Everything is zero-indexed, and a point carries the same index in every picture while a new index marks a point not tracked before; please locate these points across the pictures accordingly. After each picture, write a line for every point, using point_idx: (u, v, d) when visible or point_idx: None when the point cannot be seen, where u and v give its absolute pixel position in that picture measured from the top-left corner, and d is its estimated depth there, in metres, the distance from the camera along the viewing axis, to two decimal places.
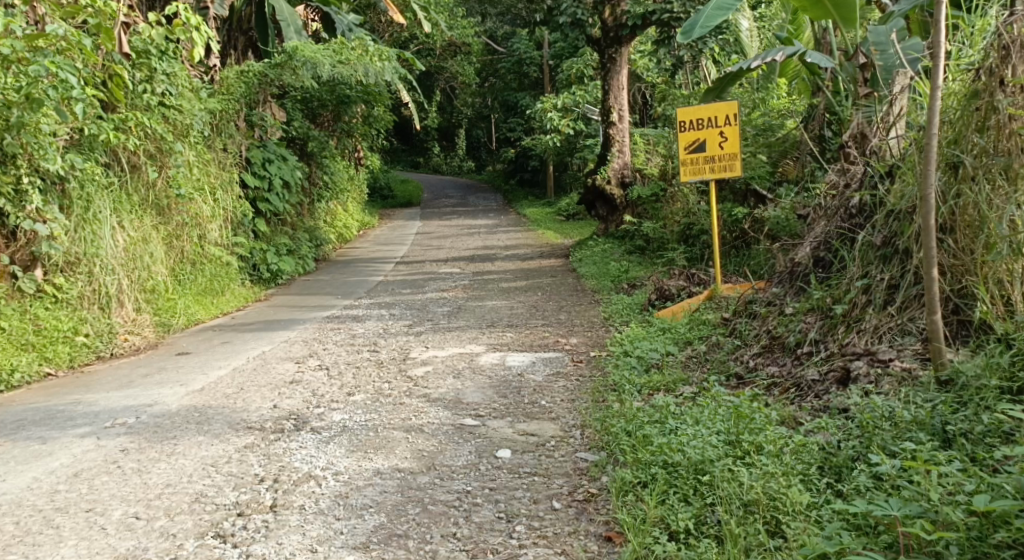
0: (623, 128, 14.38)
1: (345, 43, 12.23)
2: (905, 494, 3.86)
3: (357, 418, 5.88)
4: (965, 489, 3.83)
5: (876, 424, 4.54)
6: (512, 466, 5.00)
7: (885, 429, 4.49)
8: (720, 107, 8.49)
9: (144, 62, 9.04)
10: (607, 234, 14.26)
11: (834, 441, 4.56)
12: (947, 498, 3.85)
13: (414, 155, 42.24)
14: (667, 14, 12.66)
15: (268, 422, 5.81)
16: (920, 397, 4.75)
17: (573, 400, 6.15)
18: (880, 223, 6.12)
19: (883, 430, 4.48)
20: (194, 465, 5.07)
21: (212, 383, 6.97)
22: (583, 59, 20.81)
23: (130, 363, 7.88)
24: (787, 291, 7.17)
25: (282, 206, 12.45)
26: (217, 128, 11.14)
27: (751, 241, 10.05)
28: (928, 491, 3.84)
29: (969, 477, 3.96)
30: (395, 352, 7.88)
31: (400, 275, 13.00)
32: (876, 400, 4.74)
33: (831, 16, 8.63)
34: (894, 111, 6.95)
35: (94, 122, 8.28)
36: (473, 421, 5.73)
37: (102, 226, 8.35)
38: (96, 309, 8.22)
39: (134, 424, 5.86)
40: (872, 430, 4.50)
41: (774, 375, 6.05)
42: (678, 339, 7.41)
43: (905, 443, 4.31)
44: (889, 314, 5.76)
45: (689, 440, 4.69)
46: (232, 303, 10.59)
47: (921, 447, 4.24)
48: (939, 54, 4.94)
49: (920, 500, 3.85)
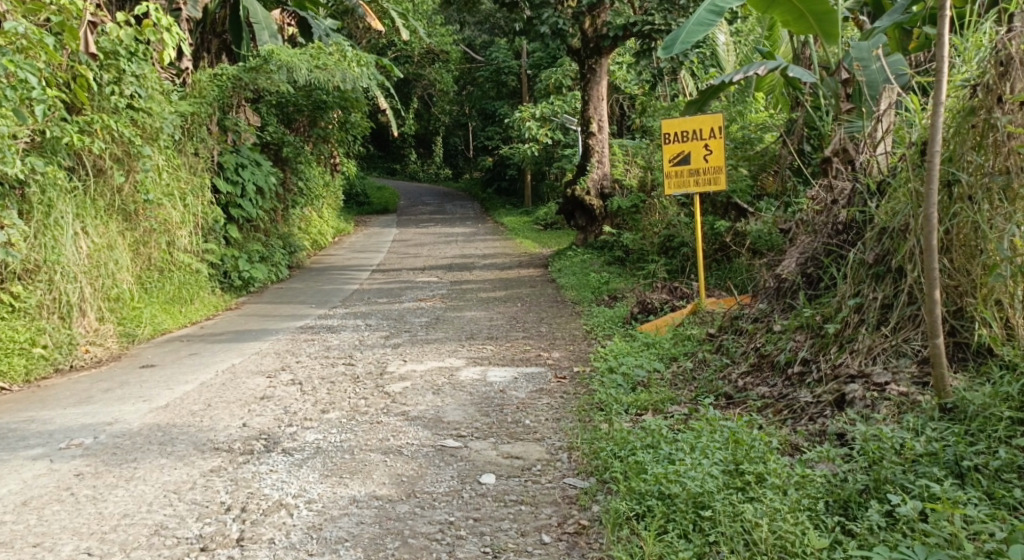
0: (602, 139, 14.15)
1: (322, 49, 11.96)
2: (932, 542, 3.69)
3: (332, 438, 5.60)
4: (996, 537, 3.68)
5: (883, 455, 4.36)
6: (496, 493, 4.75)
7: (894, 462, 4.30)
8: (705, 119, 8.27)
9: (112, 63, 8.74)
10: (586, 244, 14.07)
11: (838, 473, 4.36)
12: (973, 545, 3.69)
13: (392, 162, 41.94)
14: (648, 26, 12.44)
15: (236, 442, 5.53)
16: (930, 427, 4.56)
17: (558, 419, 5.92)
18: (871, 241, 5.91)
19: (890, 462, 4.29)
20: (155, 492, 4.77)
21: (178, 399, 6.66)
22: (562, 69, 20.67)
23: (88, 378, 7.56)
24: (774, 307, 6.95)
25: (255, 212, 12.15)
26: (187, 132, 10.82)
27: (734, 255, 9.86)
28: (957, 540, 3.68)
29: (997, 523, 3.80)
30: (372, 365, 7.60)
31: (376, 284, 12.71)
32: (880, 428, 4.54)
33: (813, 30, 8.47)
34: (882, 128, 6.72)
35: (58, 125, 7.99)
36: (454, 443, 5.48)
37: (64, 233, 8.05)
38: (56, 319, 7.89)
39: (91, 445, 5.56)
40: (880, 462, 4.31)
41: (764, 395, 5.83)
42: (663, 355, 7.19)
43: (920, 479, 4.13)
44: (883, 335, 5.56)
45: (686, 469, 4.47)
46: (201, 312, 10.27)
47: (939, 485, 4.07)
48: (941, 66, 4.69)
49: (946, 548, 3.68)
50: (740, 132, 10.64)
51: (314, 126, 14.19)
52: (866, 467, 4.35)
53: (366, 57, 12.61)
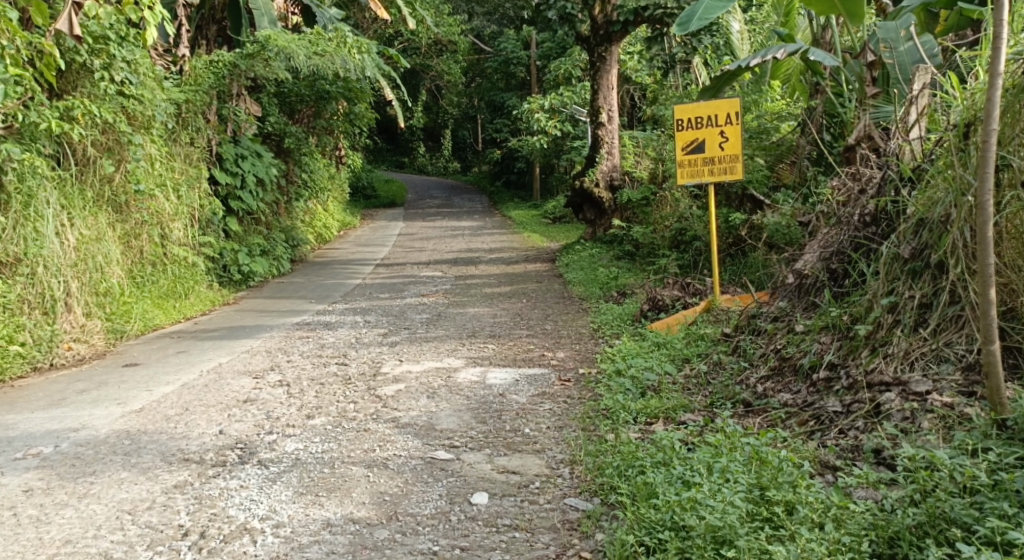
0: (612, 129, 13.57)
1: (321, 34, 11.34)
2: None
3: (312, 449, 5.11)
4: None
5: (936, 484, 3.83)
6: (488, 517, 4.26)
7: (950, 492, 3.78)
8: (721, 104, 7.74)
9: (102, 48, 8.25)
10: (595, 238, 13.51)
11: (885, 505, 3.85)
12: None
13: (400, 155, 41.39)
14: (660, 10, 11.95)
15: (208, 452, 5.04)
16: (992, 450, 4.04)
17: (561, 428, 5.42)
18: (907, 233, 5.42)
19: (946, 493, 3.77)
20: (107, 513, 4.30)
21: (155, 402, 6.18)
22: (571, 59, 20.15)
23: (66, 378, 7.07)
24: (795, 306, 6.46)
25: (255, 204, 11.66)
26: (182, 120, 10.32)
27: (749, 249, 9.30)
28: None
29: None
30: (366, 366, 7.09)
31: (379, 278, 12.23)
32: (931, 450, 4.02)
33: (837, 11, 7.90)
34: (914, 113, 6.26)
35: (35, 109, 7.56)
36: (445, 455, 4.98)
37: (45, 223, 7.55)
38: (38, 314, 7.40)
39: (49, 455, 5.08)
40: (934, 492, 3.79)
41: (788, 403, 5.32)
42: (675, 356, 6.67)
43: (989, 518, 3.59)
44: (921, 338, 5.05)
45: (704, 495, 3.96)
46: (197, 307, 9.81)
47: (1013, 525, 3.54)
48: (1000, 32, 4.14)
49: None
50: (755, 122, 10.08)
51: (318, 117, 13.66)
52: (916, 498, 3.83)
53: (369, 44, 12.07)
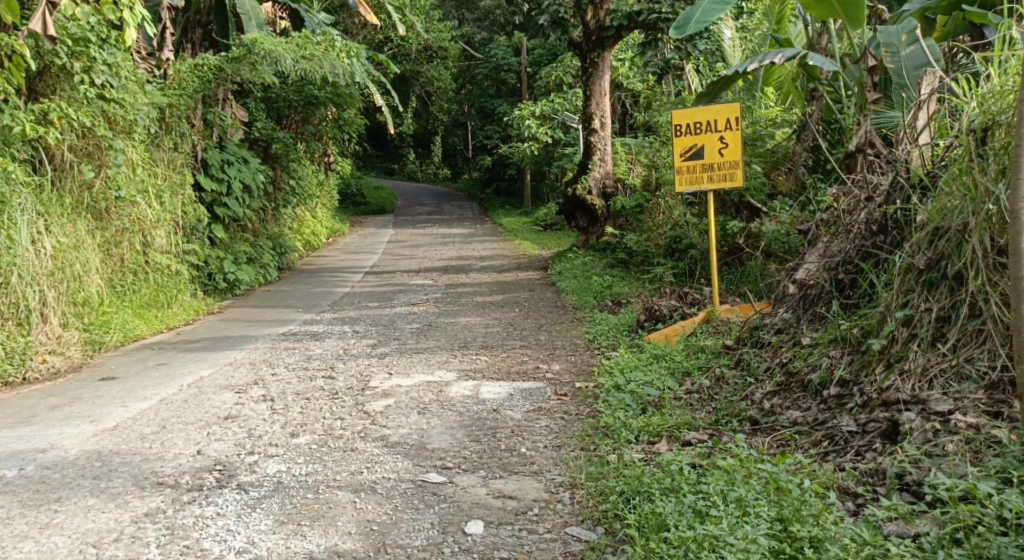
0: (605, 136, 13.25)
1: (309, 39, 11.04)
2: None
3: (295, 471, 4.80)
4: None
5: (979, 520, 3.62)
6: (484, 549, 3.97)
7: (994, 531, 3.56)
8: (721, 110, 7.48)
9: (82, 50, 7.94)
10: (587, 247, 13.19)
11: (922, 543, 3.61)
12: None
13: (390, 162, 41.12)
14: (655, 15, 11.64)
15: (184, 476, 4.73)
16: None
17: (558, 447, 5.13)
18: (922, 243, 5.16)
19: (990, 532, 3.55)
20: (70, 546, 4.00)
21: (130, 419, 5.85)
22: (562, 66, 19.92)
23: (39, 393, 6.73)
24: (802, 317, 6.20)
25: (242, 211, 11.32)
26: (165, 125, 9.99)
27: (746, 257, 9.04)
28: None
29: None
30: (353, 380, 6.76)
31: (368, 286, 11.92)
32: (969, 483, 3.79)
33: (837, 15, 7.62)
34: (921, 117, 6.00)
35: (9, 112, 7.25)
36: (437, 477, 4.68)
37: (18, 230, 7.19)
38: (11, 325, 7.04)
39: (13, 479, 4.77)
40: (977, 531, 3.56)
41: (798, 421, 5.03)
42: (675, 368, 6.38)
43: None
44: (939, 353, 4.78)
45: (722, 531, 3.71)
46: (180, 316, 9.48)
47: None
48: None
49: None
50: (751, 129, 9.80)
51: (307, 123, 13.52)
52: (957, 537, 3.60)
53: (358, 49, 11.80)
